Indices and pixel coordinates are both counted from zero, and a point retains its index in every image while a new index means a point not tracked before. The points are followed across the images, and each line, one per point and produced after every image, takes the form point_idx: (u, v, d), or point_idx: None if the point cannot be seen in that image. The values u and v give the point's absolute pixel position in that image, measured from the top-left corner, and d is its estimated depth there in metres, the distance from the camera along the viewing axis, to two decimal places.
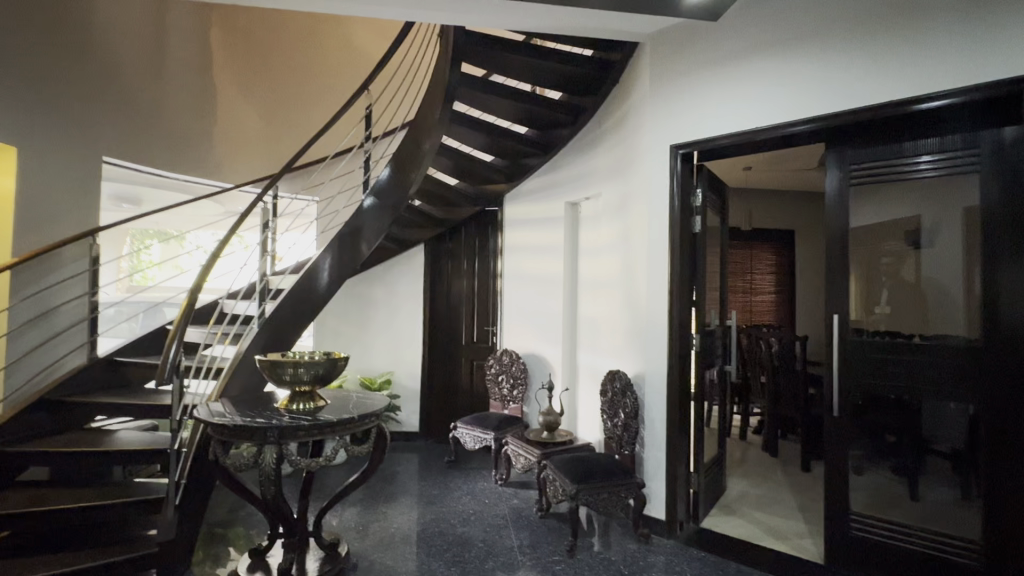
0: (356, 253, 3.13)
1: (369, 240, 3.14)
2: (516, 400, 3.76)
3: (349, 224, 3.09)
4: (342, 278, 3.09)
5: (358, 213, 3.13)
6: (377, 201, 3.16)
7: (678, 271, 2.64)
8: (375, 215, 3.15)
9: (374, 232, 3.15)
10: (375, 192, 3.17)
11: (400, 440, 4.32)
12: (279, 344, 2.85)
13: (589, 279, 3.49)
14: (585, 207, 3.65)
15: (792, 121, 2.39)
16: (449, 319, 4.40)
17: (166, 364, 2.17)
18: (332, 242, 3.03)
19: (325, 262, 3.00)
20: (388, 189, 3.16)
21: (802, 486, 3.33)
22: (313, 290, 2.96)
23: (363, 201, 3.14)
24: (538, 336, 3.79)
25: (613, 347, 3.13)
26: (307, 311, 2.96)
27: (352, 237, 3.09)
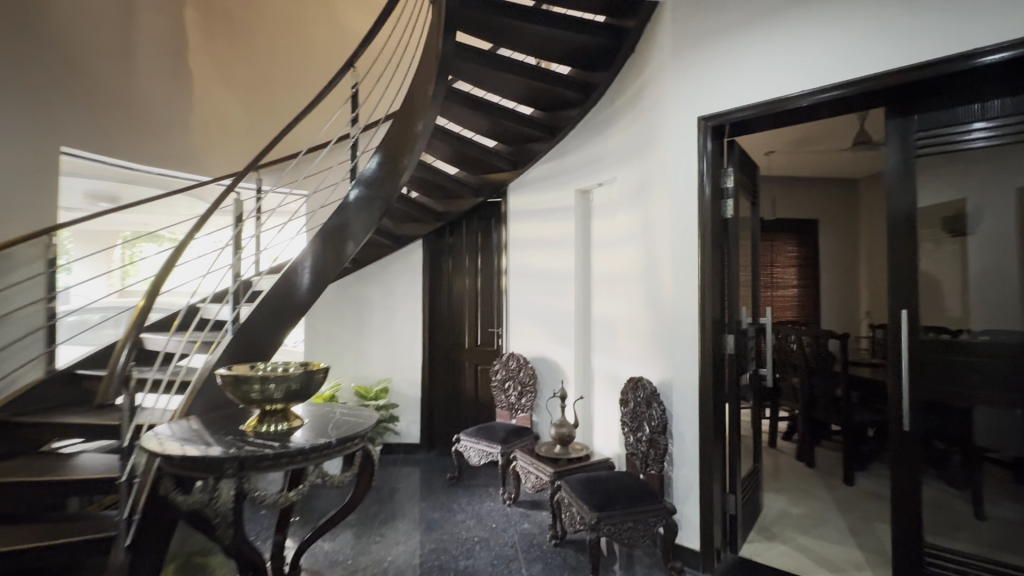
0: (342, 253, 2.78)
1: (354, 239, 2.79)
2: (525, 409, 3.42)
3: (330, 222, 2.76)
4: (325, 281, 2.74)
5: (342, 208, 2.79)
6: (364, 193, 2.83)
7: (711, 264, 2.28)
8: (363, 208, 2.82)
9: (361, 230, 2.80)
10: (362, 185, 2.84)
11: (401, 454, 3.98)
12: (257, 352, 2.54)
13: (605, 274, 3.14)
14: (597, 195, 3.30)
15: (824, 85, 2.05)
16: (452, 321, 4.07)
17: (115, 372, 1.85)
18: (313, 239, 2.70)
19: (305, 261, 2.68)
20: (376, 179, 2.83)
21: (848, 504, 2.96)
22: (294, 293, 2.65)
23: (348, 195, 2.82)
24: (548, 339, 3.45)
25: (632, 350, 2.78)
26: (288, 315, 2.64)
27: (336, 236, 2.75)
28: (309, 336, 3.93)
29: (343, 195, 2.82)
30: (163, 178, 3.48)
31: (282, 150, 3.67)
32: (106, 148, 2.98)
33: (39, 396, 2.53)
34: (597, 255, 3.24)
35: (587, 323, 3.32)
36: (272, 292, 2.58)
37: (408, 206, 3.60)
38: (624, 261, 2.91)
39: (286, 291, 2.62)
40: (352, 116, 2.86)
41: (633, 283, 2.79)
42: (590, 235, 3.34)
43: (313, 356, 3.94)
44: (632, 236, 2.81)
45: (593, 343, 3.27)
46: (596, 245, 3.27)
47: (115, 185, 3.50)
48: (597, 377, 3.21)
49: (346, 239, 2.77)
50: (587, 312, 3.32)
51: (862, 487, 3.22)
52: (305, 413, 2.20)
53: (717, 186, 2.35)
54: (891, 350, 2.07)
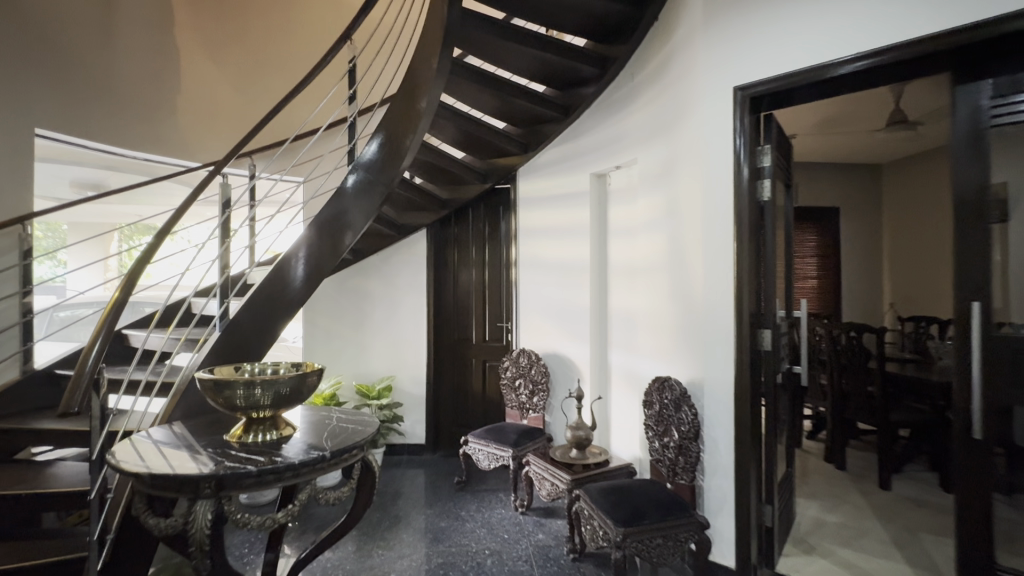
0: (339, 245, 2.56)
1: (353, 229, 2.58)
2: (536, 409, 3.22)
3: (325, 210, 2.53)
4: (321, 275, 2.53)
5: (339, 195, 2.57)
6: (362, 176, 2.60)
7: (748, 252, 2.05)
8: (362, 194, 2.59)
9: (360, 219, 2.59)
10: (360, 170, 2.61)
11: (405, 455, 3.79)
12: (248, 352, 2.33)
13: (625, 264, 2.92)
14: (615, 179, 3.06)
15: (876, 47, 1.80)
16: (458, 315, 3.86)
17: (88, 368, 1.62)
18: (307, 229, 2.48)
19: (298, 252, 2.46)
20: (376, 164, 2.60)
21: (887, 512, 2.74)
22: (286, 287, 2.43)
23: (345, 181, 2.59)
24: (561, 334, 3.23)
25: (655, 347, 2.56)
26: (281, 311, 2.43)
27: (333, 226, 2.53)
28: (308, 331, 3.73)
29: (339, 182, 2.59)
30: (148, 164, 3.27)
31: (276, 134, 3.44)
32: (84, 130, 2.76)
33: (14, 398, 2.34)
34: (615, 244, 3.02)
35: (603, 316, 3.10)
36: (264, 286, 2.38)
37: (411, 193, 3.38)
38: (645, 250, 2.68)
39: (279, 285, 2.41)
40: (349, 93, 2.63)
41: (656, 274, 2.56)
42: (606, 222, 3.11)
43: (312, 353, 3.74)
44: (655, 222, 2.58)
45: (611, 337, 3.05)
46: (613, 233, 3.04)
47: (98, 173, 3.29)
48: (615, 375, 2.99)
49: (344, 230, 2.56)
50: (603, 305, 3.11)
51: (899, 492, 3.00)
52: (300, 419, 1.99)
53: (755, 165, 2.11)
54: (955, 347, 1.84)
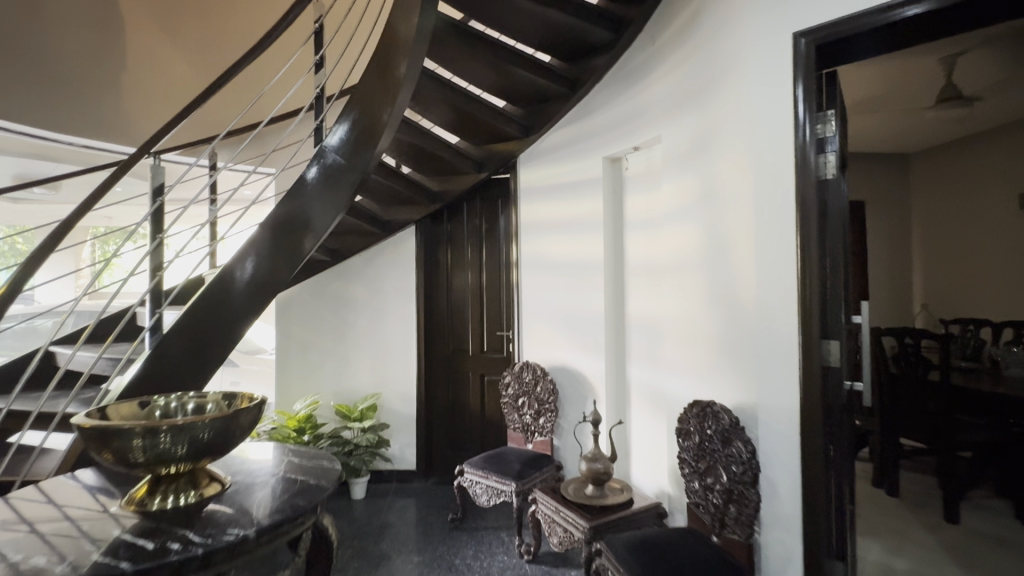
0: (298, 250, 2.11)
1: (317, 231, 2.13)
2: (543, 432, 2.78)
3: (282, 206, 2.09)
4: (278, 283, 2.07)
5: (299, 188, 2.13)
6: (324, 166, 2.16)
7: (813, 245, 1.61)
8: (328, 186, 2.15)
9: (325, 218, 2.14)
10: (324, 161, 2.17)
11: (394, 483, 3.33)
12: (183, 376, 1.90)
13: (648, 262, 2.47)
14: (631, 163, 2.62)
15: None
16: (452, 323, 3.41)
17: None
18: (259, 229, 2.05)
19: (246, 255, 2.01)
20: (345, 153, 2.16)
21: (968, 557, 2.28)
22: (233, 296, 1.99)
23: (305, 174, 2.15)
24: (570, 343, 2.80)
25: (685, 362, 2.12)
26: (227, 326, 1.98)
27: (293, 226, 2.09)
28: (282, 343, 3.29)
29: (299, 173, 2.15)
30: (87, 150, 2.83)
31: (226, 115, 3.02)
32: (8, 110, 2.31)
33: None
34: (633, 241, 2.58)
35: (620, 323, 2.66)
36: (204, 296, 1.93)
37: (396, 184, 2.95)
38: (673, 246, 2.24)
39: (225, 295, 1.97)
40: (314, 60, 2.19)
41: (688, 273, 2.11)
42: (622, 215, 2.67)
43: (286, 368, 3.29)
44: (685, 212, 2.13)
45: (629, 348, 2.61)
46: (631, 227, 2.60)
47: (31, 164, 2.84)
48: (635, 392, 2.56)
49: (306, 231, 2.11)
50: (620, 310, 2.66)
51: (974, 528, 2.54)
52: (241, 463, 1.55)
53: (819, 137, 1.65)
54: None
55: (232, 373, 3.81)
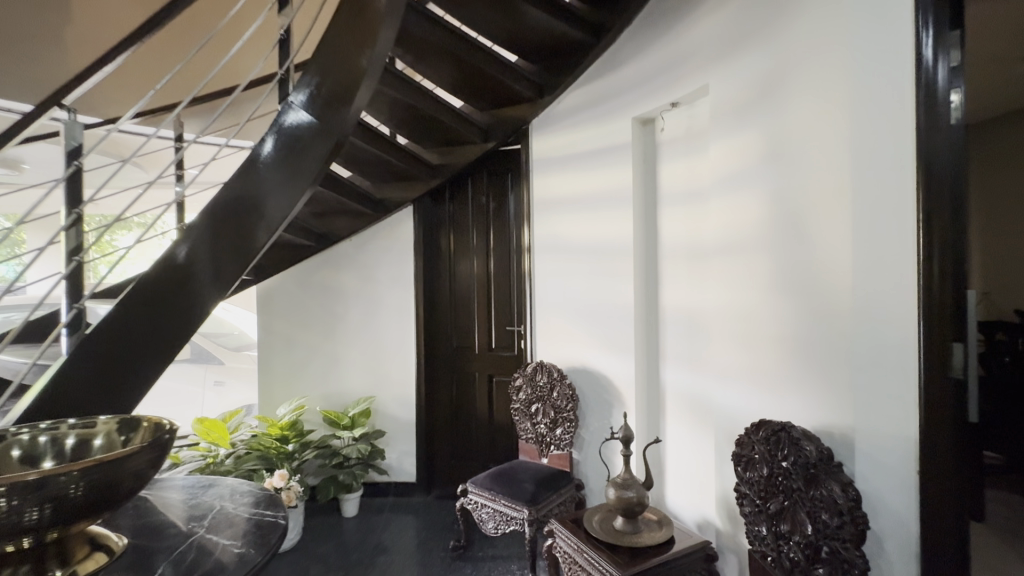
0: (250, 240, 1.70)
1: (271, 221, 1.72)
2: (560, 445, 2.38)
3: (231, 188, 1.69)
4: (228, 280, 1.68)
5: (251, 169, 1.72)
6: (281, 138, 1.75)
7: (947, 218, 1.15)
8: (286, 161, 1.75)
9: (282, 207, 1.73)
10: (284, 135, 1.76)
11: (391, 497, 2.95)
12: (99, 397, 1.50)
13: (692, 246, 2.02)
14: (667, 124, 2.18)
15: None
16: (455, 317, 3.00)
17: None
18: (198, 215, 1.65)
19: (185, 244, 1.62)
20: (309, 127, 1.76)
21: None
22: (170, 286, 1.59)
23: (260, 151, 1.74)
24: (593, 341, 2.39)
25: (740, 370, 1.68)
26: (168, 327, 1.59)
27: (243, 213, 1.69)
28: (266, 338, 2.93)
29: (252, 149, 1.74)
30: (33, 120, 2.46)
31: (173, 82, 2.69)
32: None
33: None
34: (673, 220, 2.14)
35: (653, 319, 2.24)
36: (131, 293, 1.54)
37: (392, 155, 2.54)
38: (723, 225, 1.78)
39: (161, 293, 1.58)
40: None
41: (747, 258, 1.66)
42: (658, 189, 2.23)
43: (270, 368, 2.93)
44: (745, 179, 1.67)
45: (666, 348, 2.19)
46: (670, 202, 2.16)
47: None
48: (671, 400, 2.16)
49: (259, 221, 1.71)
50: (653, 304, 2.24)
51: None
52: (178, 500, 1.21)
53: (954, 69, 1.17)
54: None
55: (216, 372, 3.44)
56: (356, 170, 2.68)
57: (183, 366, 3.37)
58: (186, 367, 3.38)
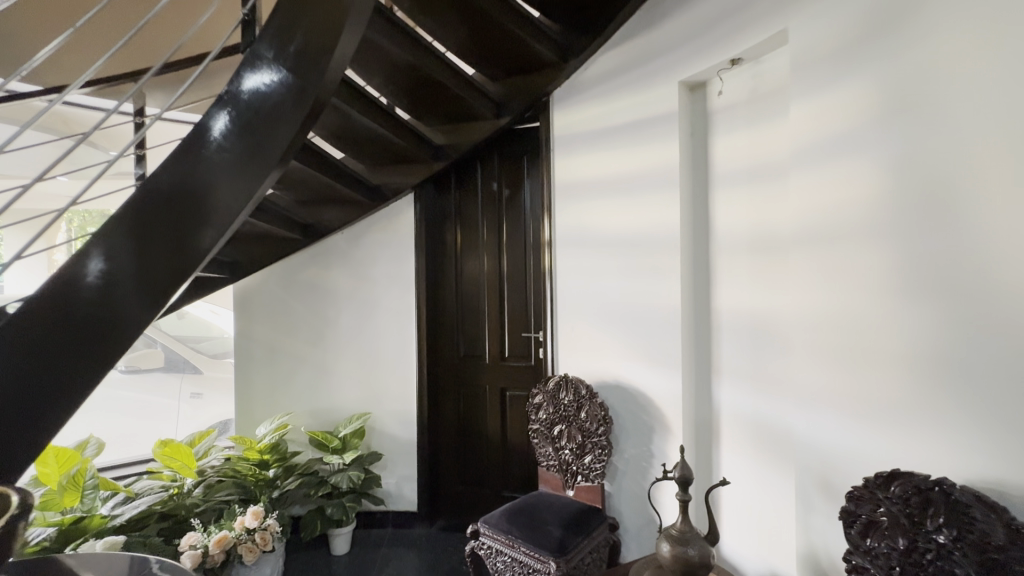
0: (192, 241, 1.33)
1: (218, 216, 1.34)
2: (588, 477, 2.00)
3: (168, 174, 1.33)
4: (160, 293, 1.31)
5: (196, 148, 1.35)
6: (236, 109, 1.38)
7: None
8: (242, 137, 1.37)
9: (231, 197, 1.35)
10: (237, 104, 1.39)
11: (389, 529, 2.57)
12: None
13: (763, 238, 1.65)
14: (720, 88, 1.80)
15: None
16: (463, 321, 2.62)
17: None
18: (123, 210, 1.30)
19: (105, 247, 1.28)
20: (271, 93, 1.38)
21: None
22: (89, 299, 1.25)
23: (209, 126, 1.37)
24: (626, 350, 2.02)
25: (845, 391, 1.34)
26: (84, 351, 1.23)
27: (182, 206, 1.32)
28: (245, 344, 2.55)
29: (200, 122, 1.37)
30: None
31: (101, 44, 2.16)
32: None
33: None
34: (732, 207, 1.77)
35: (704, 326, 1.89)
36: (32, 308, 1.21)
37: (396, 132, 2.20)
38: (804, 210, 1.46)
39: (74, 308, 1.23)
40: None
41: (860, 247, 1.31)
42: (710, 169, 1.86)
43: (250, 380, 2.55)
44: (859, 146, 1.32)
45: (721, 360, 1.83)
46: (728, 183, 1.79)
47: None
48: (727, 423, 1.80)
49: (202, 216, 1.34)
50: (704, 308, 1.89)
51: None
52: None
53: None
54: None
55: (194, 384, 3.06)
56: (349, 153, 2.33)
57: (155, 376, 2.97)
58: (157, 378, 2.97)
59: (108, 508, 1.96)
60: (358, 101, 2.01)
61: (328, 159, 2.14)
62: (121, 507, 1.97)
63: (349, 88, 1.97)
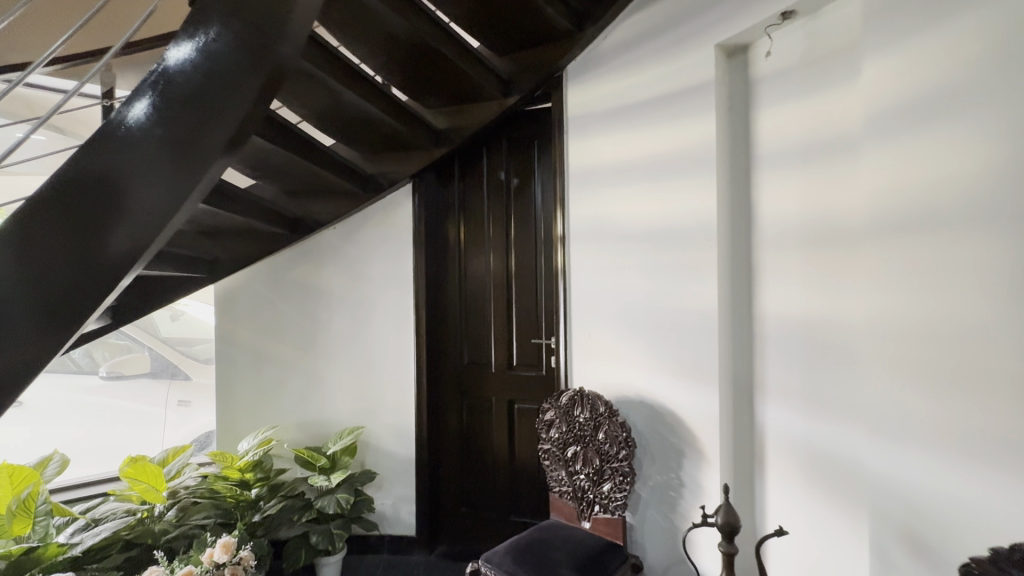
0: (101, 249, 1.15)
1: (139, 219, 1.16)
2: (607, 509, 1.72)
3: (74, 167, 1.14)
4: (60, 313, 1.15)
5: (110, 136, 1.14)
6: (161, 89, 1.15)
7: None
8: (168, 125, 1.15)
9: (154, 199, 1.16)
10: (162, 84, 1.16)
11: (386, 555, 2.33)
12: None
13: (828, 230, 1.36)
14: (763, 51, 1.53)
15: None
16: (466, 326, 2.36)
17: None
18: (21, 208, 1.12)
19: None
20: (201, 73, 1.15)
21: None
22: None
23: (127, 108, 1.14)
24: (652, 361, 1.74)
25: (947, 425, 1.05)
26: None
27: (92, 208, 1.14)
28: (226, 351, 2.36)
29: (118, 103, 1.15)
30: None
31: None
32: None
33: None
34: (783, 193, 1.48)
35: (747, 335, 1.59)
36: None
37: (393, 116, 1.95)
38: (882, 192, 1.17)
39: None
40: None
41: (967, 239, 1.02)
42: (753, 149, 1.57)
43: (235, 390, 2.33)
44: (963, 103, 1.02)
45: (766, 376, 1.54)
46: (776, 163, 1.50)
47: None
48: (777, 454, 1.50)
49: (115, 221, 1.15)
50: (745, 313, 1.60)
51: None
52: None
53: None
54: None
55: (182, 390, 2.85)
56: (340, 140, 2.09)
57: (141, 382, 2.78)
58: (144, 384, 2.79)
59: (66, 537, 1.72)
60: (352, 79, 1.74)
61: (318, 146, 1.88)
62: (81, 534, 1.73)
63: (341, 63, 1.69)
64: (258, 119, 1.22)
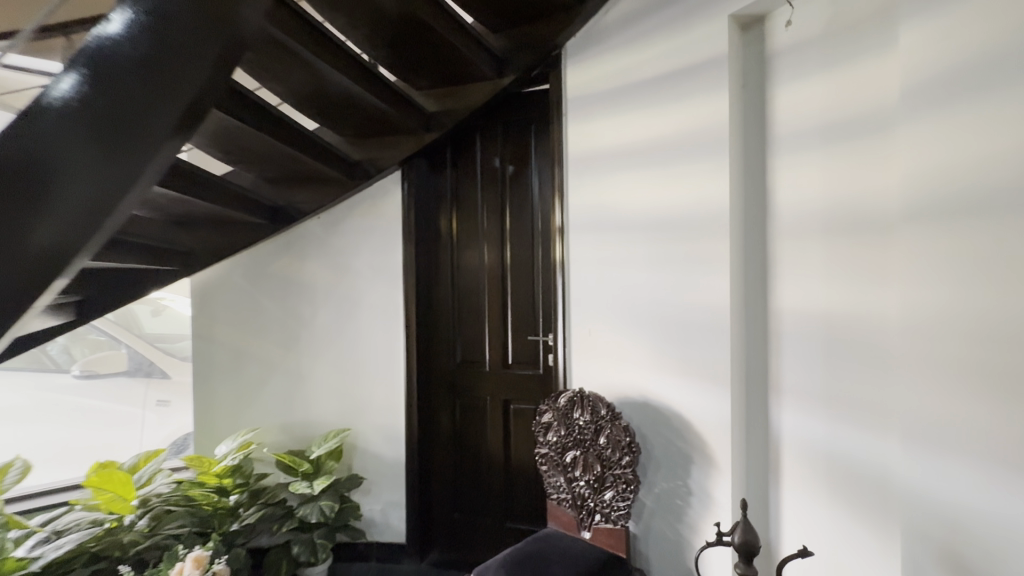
0: (30, 246, 1.05)
1: (71, 214, 1.05)
2: (609, 518, 1.61)
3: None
4: None
5: (37, 117, 1.01)
6: (100, 66, 1.02)
7: None
8: (109, 107, 1.03)
9: (90, 192, 1.05)
10: (100, 60, 1.02)
11: (374, 564, 2.21)
12: None
13: (861, 215, 1.22)
14: (778, 23, 1.40)
15: None
16: (459, 321, 2.23)
17: None
18: None
19: None
20: (140, 51, 1.03)
21: None
22: None
23: (58, 85, 1.01)
24: (658, 360, 1.63)
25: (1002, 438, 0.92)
26: None
27: (14, 199, 1.02)
28: (206, 349, 2.26)
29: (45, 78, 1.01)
30: None
31: None
32: None
33: None
34: (803, 176, 1.35)
35: (761, 332, 1.47)
36: None
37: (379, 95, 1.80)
38: (919, 173, 1.04)
39: None
40: None
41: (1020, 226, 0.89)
42: (770, 129, 1.44)
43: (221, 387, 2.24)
44: (1020, 69, 0.88)
45: (781, 376, 1.43)
46: (796, 144, 1.37)
47: None
48: (794, 460, 1.39)
49: (41, 214, 1.03)
50: (759, 309, 1.48)
51: None
52: None
53: None
54: None
55: (162, 390, 2.71)
56: (324, 124, 1.95)
57: (119, 381, 2.65)
58: (122, 383, 2.66)
59: (25, 551, 1.59)
60: (336, 57, 1.59)
61: (301, 130, 1.74)
62: (42, 548, 1.61)
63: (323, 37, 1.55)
64: (213, 98, 1.12)
